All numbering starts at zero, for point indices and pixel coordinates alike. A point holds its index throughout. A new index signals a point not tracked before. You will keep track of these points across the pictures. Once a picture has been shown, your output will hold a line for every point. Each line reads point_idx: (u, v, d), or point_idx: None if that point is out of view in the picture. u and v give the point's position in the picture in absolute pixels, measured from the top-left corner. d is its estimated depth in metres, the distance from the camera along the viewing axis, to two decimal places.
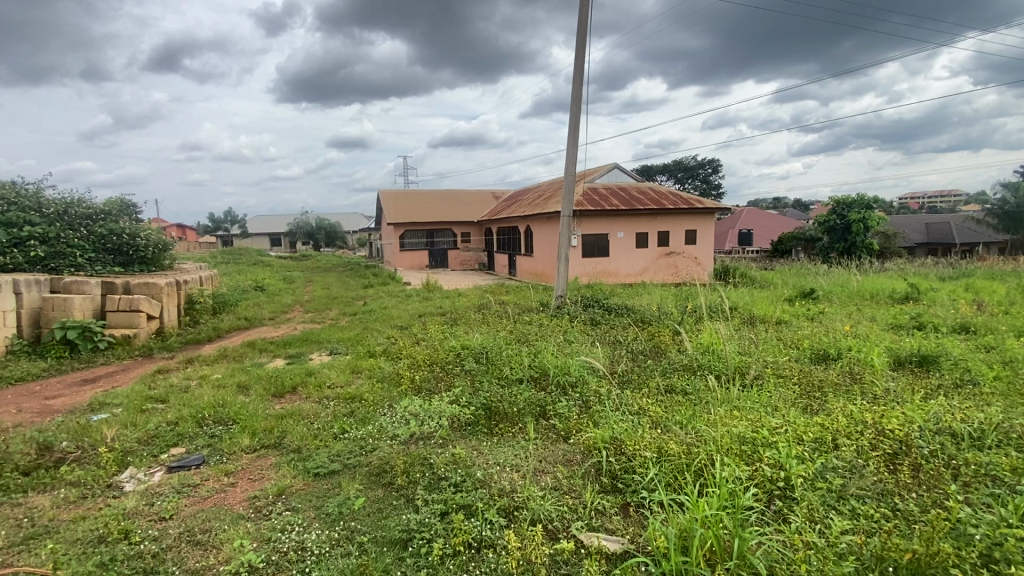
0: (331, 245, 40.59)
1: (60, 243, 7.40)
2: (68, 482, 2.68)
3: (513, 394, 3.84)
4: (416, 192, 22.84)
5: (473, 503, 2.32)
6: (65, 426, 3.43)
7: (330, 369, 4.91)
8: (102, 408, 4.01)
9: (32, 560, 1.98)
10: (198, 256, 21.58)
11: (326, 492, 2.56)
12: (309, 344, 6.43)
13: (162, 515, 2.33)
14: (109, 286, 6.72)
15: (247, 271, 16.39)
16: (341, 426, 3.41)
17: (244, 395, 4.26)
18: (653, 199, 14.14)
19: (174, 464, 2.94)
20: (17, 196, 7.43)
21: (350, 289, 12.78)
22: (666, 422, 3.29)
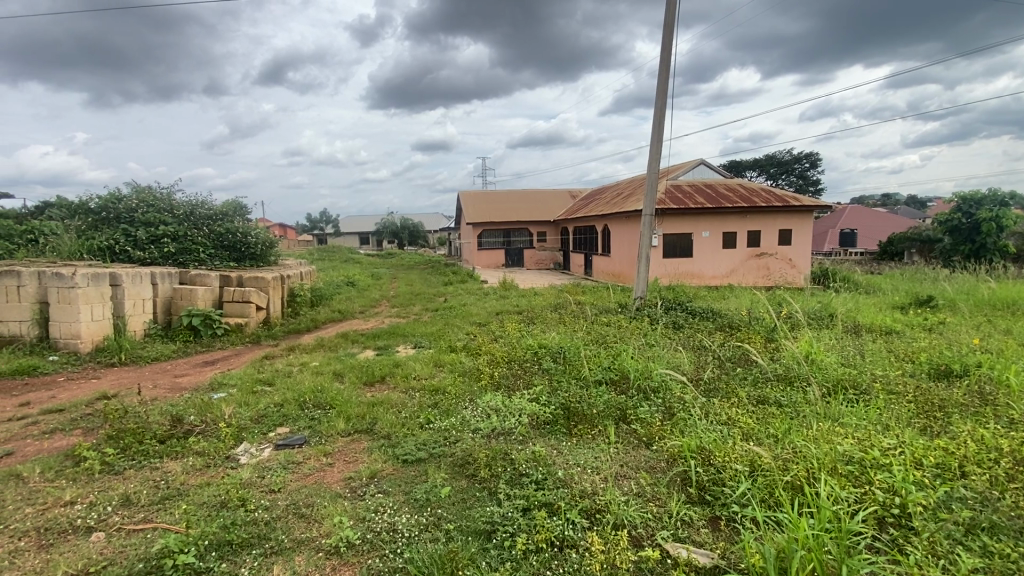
0: (414, 244, 42.47)
1: (187, 240, 8.39)
2: (195, 452, 3.04)
3: (593, 395, 3.80)
4: (494, 193, 23.28)
5: (555, 502, 2.31)
6: (192, 402, 3.89)
7: (414, 362, 5.14)
8: (221, 387, 4.51)
9: (168, 518, 2.25)
10: (297, 253, 23.52)
11: (413, 478, 2.68)
12: (395, 337, 6.76)
13: (271, 487, 2.56)
14: (226, 279, 7.50)
15: (340, 268, 16.98)
16: (426, 416, 3.55)
17: (338, 382, 4.59)
18: (743, 197, 13.31)
19: (280, 443, 3.22)
20: (154, 200, 8.59)
21: (432, 286, 13.28)
22: (759, 435, 3.09)
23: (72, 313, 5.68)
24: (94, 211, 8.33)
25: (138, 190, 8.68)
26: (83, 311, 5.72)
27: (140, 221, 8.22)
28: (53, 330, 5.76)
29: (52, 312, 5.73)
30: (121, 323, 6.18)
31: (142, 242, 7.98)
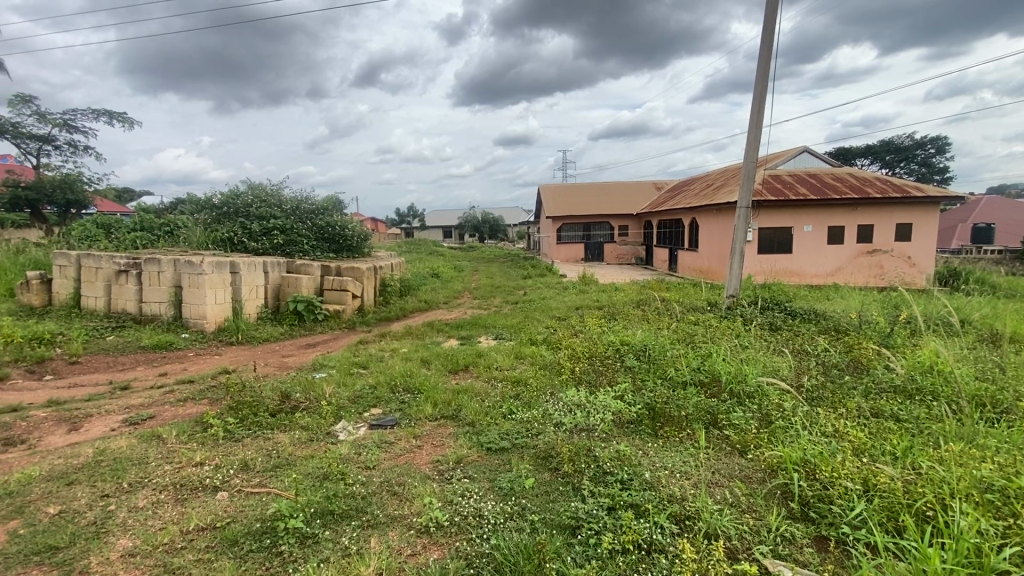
0: (495, 238, 43.24)
1: (293, 232, 9.17)
2: (301, 426, 3.31)
3: (681, 397, 3.63)
4: (575, 186, 23.02)
5: (642, 504, 2.24)
6: (298, 380, 4.25)
7: (496, 353, 5.22)
8: (322, 367, 4.89)
9: (280, 484, 2.47)
10: (385, 245, 24.87)
11: (497, 467, 2.72)
12: (477, 328, 6.92)
13: (367, 464, 2.73)
14: (326, 268, 8.09)
15: (425, 260, 17.71)
16: (509, 407, 3.59)
17: (425, 368, 4.78)
18: (854, 187, 12.03)
19: (373, 423, 3.42)
20: (267, 196, 9.47)
21: (512, 279, 13.44)
22: (874, 452, 2.78)
23: (200, 296, 6.43)
24: (217, 206, 9.35)
25: (253, 188, 9.61)
26: (208, 294, 6.46)
27: (255, 215, 9.12)
28: (184, 310, 6.55)
29: (184, 295, 6.52)
30: (238, 306, 6.89)
31: (256, 234, 8.90)
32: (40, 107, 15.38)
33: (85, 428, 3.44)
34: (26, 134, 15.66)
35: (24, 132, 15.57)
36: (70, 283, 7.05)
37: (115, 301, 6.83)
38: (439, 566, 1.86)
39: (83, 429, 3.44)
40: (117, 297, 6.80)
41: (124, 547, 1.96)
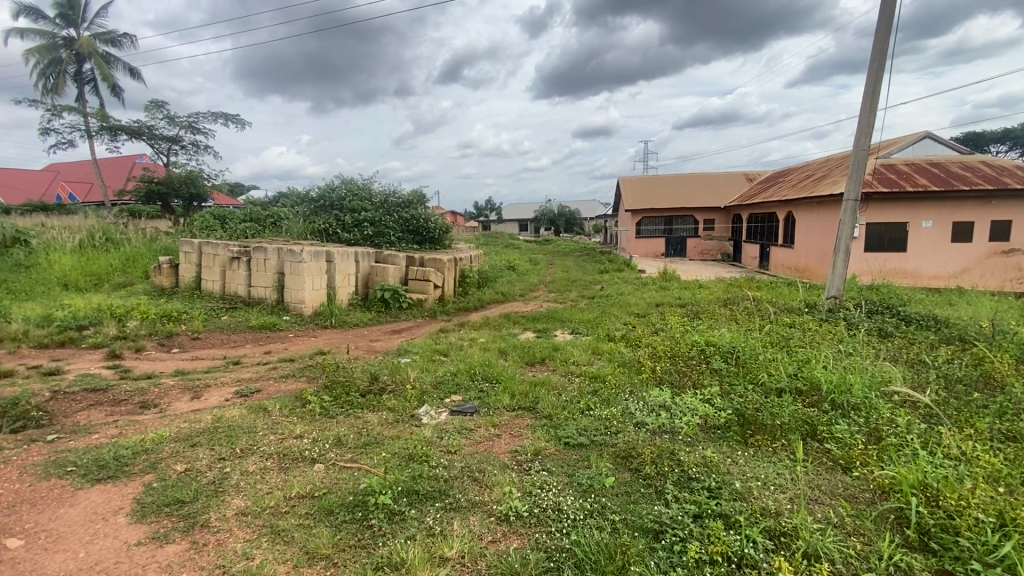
0: (571, 231, 42.88)
1: (381, 224, 9.66)
2: (387, 408, 3.49)
3: (775, 404, 3.38)
4: (658, 178, 22.17)
5: (732, 515, 2.10)
6: (385, 363, 4.48)
7: (574, 347, 5.16)
8: (406, 353, 5.12)
9: (370, 461, 2.62)
10: (464, 237, 25.51)
11: (576, 462, 2.69)
12: (554, 321, 6.90)
13: (449, 449, 2.81)
14: (410, 259, 8.44)
15: (503, 253, 17.96)
16: (587, 403, 3.53)
17: (503, 359, 4.85)
18: (989, 177, 10.50)
19: (454, 409, 3.52)
20: (358, 190, 10.06)
21: (588, 274, 13.25)
22: (1013, 482, 2.41)
23: (299, 282, 6.98)
24: (315, 199, 10.07)
25: (346, 182, 10.24)
26: (306, 281, 6.99)
27: (347, 208, 9.72)
28: (286, 295, 7.14)
29: (286, 281, 7.11)
30: (331, 292, 7.39)
31: (348, 226, 9.49)
32: (169, 111, 17.42)
33: (205, 397, 3.86)
34: (159, 136, 17.79)
35: (157, 134, 17.70)
36: (193, 267, 7.93)
37: (229, 285, 7.59)
38: (519, 555, 1.87)
39: (204, 397, 3.87)
40: (230, 281, 7.56)
41: (238, 506, 2.16)
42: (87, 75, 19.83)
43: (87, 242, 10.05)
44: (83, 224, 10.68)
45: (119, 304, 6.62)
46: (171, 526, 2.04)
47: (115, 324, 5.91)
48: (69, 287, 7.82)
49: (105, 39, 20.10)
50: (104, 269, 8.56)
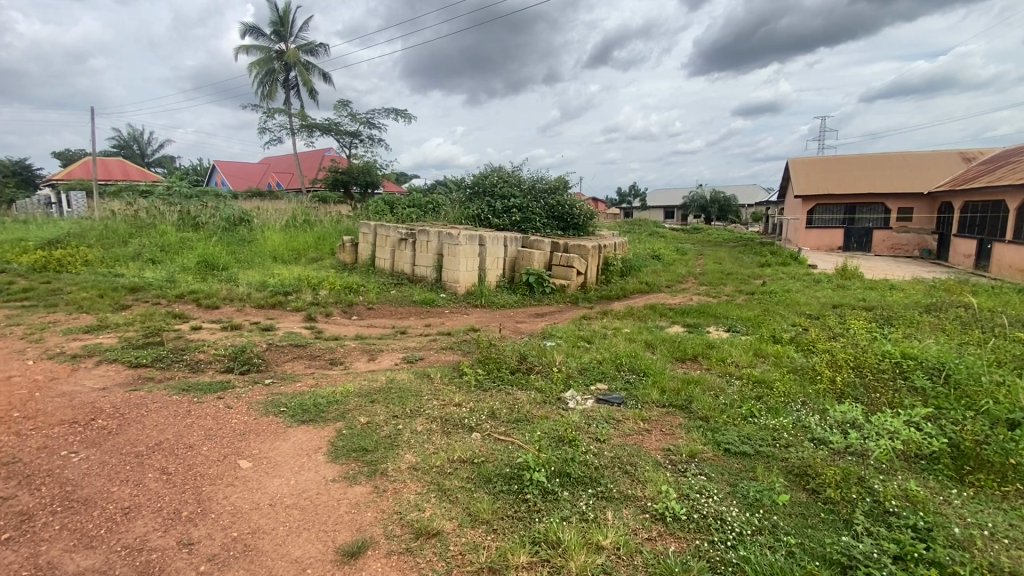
0: (724, 219, 39.44)
1: (529, 210, 9.91)
2: (536, 388, 3.57)
3: (1007, 438, 2.69)
4: (838, 159, 19.15)
5: (949, 564, 1.73)
6: (532, 345, 4.61)
7: (730, 346, 4.74)
8: (551, 336, 5.20)
9: (523, 438, 2.70)
10: (606, 223, 25.04)
11: (739, 472, 2.46)
12: (706, 316, 6.41)
13: (598, 437, 2.78)
14: (555, 244, 8.51)
15: (647, 241, 17.23)
16: (749, 408, 3.21)
17: (651, 351, 4.65)
18: None
19: (601, 397, 3.47)
20: (508, 177, 10.43)
21: (745, 267, 12.04)
22: None
23: (455, 263, 7.53)
24: (470, 186, 10.71)
25: (498, 169, 10.69)
26: (461, 263, 7.51)
27: (499, 194, 10.16)
28: (443, 274, 7.75)
29: (444, 262, 7.70)
30: (482, 274, 7.82)
31: (498, 212, 9.93)
32: (352, 109, 19.95)
33: (378, 359, 4.39)
34: (343, 131, 20.48)
35: (342, 130, 20.39)
36: (368, 247, 9.02)
37: (396, 263, 8.49)
38: (678, 559, 1.77)
39: (377, 360, 4.39)
40: (398, 260, 8.44)
41: (410, 461, 2.40)
42: (293, 82, 23.59)
43: (291, 222, 12.04)
44: (287, 208, 12.82)
45: (312, 275, 7.83)
46: (358, 469, 2.34)
47: (310, 292, 7.00)
48: (278, 259, 9.46)
49: (306, 49, 23.61)
50: (302, 245, 10.18)
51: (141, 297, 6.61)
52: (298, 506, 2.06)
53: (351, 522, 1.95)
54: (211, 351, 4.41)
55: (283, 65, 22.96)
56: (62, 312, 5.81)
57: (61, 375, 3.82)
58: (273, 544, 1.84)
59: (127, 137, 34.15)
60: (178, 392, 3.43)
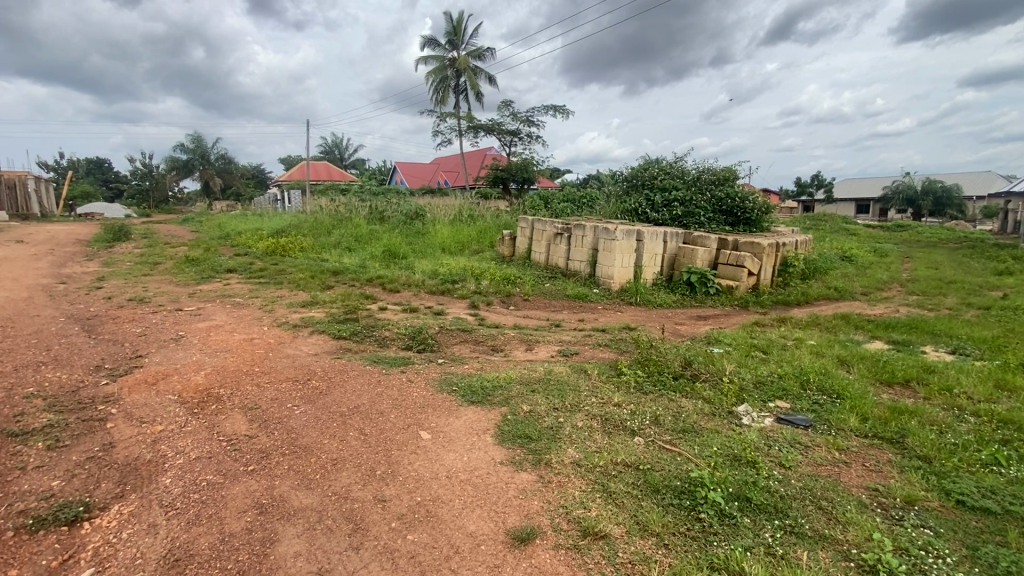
0: (941, 215, 32.21)
1: (693, 204, 9.25)
2: (702, 397, 3.30)
3: None
4: None
5: None
6: (698, 350, 4.29)
7: (960, 373, 3.81)
8: (717, 342, 4.77)
9: (691, 450, 2.52)
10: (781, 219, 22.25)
11: (982, 533, 1.96)
12: (919, 333, 5.28)
13: (781, 461, 2.46)
14: (723, 241, 7.81)
15: (834, 239, 14.87)
16: (994, 454, 2.54)
17: (845, 369, 3.97)
18: None
19: (782, 417, 3.07)
20: (671, 169, 9.87)
21: (976, 274, 9.64)
22: None
23: (611, 259, 7.39)
24: (628, 179, 10.40)
25: (660, 161, 10.18)
26: (617, 258, 7.34)
27: (659, 187, 9.70)
28: (598, 270, 7.65)
29: (599, 257, 7.61)
30: (639, 270, 7.55)
31: (658, 206, 9.50)
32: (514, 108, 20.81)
33: (536, 350, 4.50)
34: (505, 130, 21.50)
35: (504, 128, 21.43)
36: (525, 240, 9.31)
37: (552, 257, 8.62)
38: None
39: (535, 350, 4.51)
40: (553, 254, 8.57)
41: (573, 456, 2.40)
42: (462, 86, 25.46)
43: (457, 216, 13.06)
44: (454, 203, 13.93)
45: (475, 266, 8.38)
46: (524, 455, 2.42)
47: (473, 281, 7.50)
48: (445, 250, 10.34)
49: (475, 54, 25.27)
50: (466, 238, 10.95)
51: (339, 279, 7.78)
52: (471, 482, 2.20)
53: (520, 507, 2.01)
54: (393, 330, 4.98)
55: (454, 71, 24.92)
56: (285, 289, 7.12)
57: (286, 340, 4.68)
58: (451, 514, 1.98)
59: (331, 143, 40.48)
60: (370, 363, 3.94)
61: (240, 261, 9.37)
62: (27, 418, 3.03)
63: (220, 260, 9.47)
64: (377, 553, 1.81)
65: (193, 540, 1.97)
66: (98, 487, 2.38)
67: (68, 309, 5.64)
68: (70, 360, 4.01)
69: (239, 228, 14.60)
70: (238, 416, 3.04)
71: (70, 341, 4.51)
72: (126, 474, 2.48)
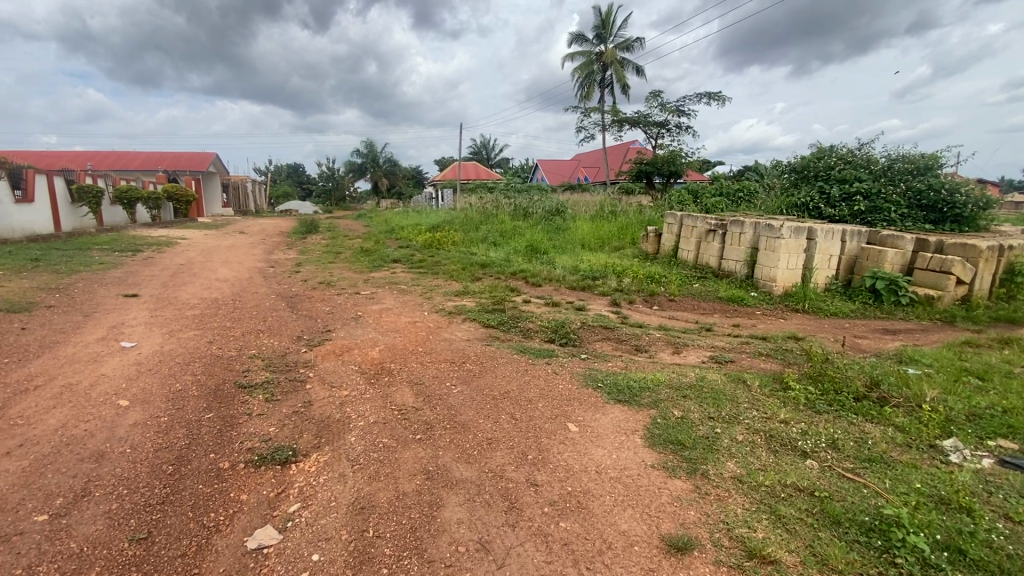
0: None
1: (880, 198, 7.92)
2: (893, 425, 2.82)
3: None
4: None
5: None
6: (887, 369, 3.66)
7: None
8: (912, 362, 4.02)
9: (879, 483, 2.18)
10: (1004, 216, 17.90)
11: None
12: None
13: (1009, 514, 2.00)
14: (921, 242, 6.54)
15: None
16: None
17: None
18: None
19: (1008, 460, 2.48)
20: (852, 157, 8.56)
21: None
22: None
23: (773, 259, 6.69)
24: (797, 170, 9.28)
25: (840, 148, 8.89)
26: (781, 258, 6.61)
27: (836, 178, 8.52)
28: (756, 271, 6.98)
29: (759, 256, 6.93)
30: (807, 273, 6.70)
31: (834, 200, 8.38)
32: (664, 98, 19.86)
33: (685, 354, 4.26)
34: (652, 123, 20.67)
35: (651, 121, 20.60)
36: (673, 237, 8.84)
37: (702, 256, 8.08)
38: None
39: (683, 354, 4.28)
40: (704, 252, 8.02)
41: (733, 471, 2.24)
42: (608, 80, 25.04)
43: (599, 212, 12.93)
44: (597, 199, 13.82)
45: (618, 263, 8.22)
46: (677, 462, 2.32)
47: (616, 279, 7.37)
48: (586, 246, 10.31)
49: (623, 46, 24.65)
50: (608, 234, 10.80)
51: (486, 272, 8.24)
52: (622, 481, 2.18)
53: (675, 514, 1.94)
54: (538, 322, 5.13)
55: (601, 65, 24.62)
56: (440, 279, 7.77)
57: (442, 325, 5.10)
58: (603, 509, 1.99)
59: (480, 144, 42.98)
60: (517, 353, 4.12)
61: (403, 253, 10.48)
62: (252, 373, 3.76)
63: (387, 251, 10.68)
64: (531, 534, 1.90)
65: (373, 493, 2.26)
66: (301, 437, 2.86)
67: (277, 289, 6.86)
68: (279, 330, 4.88)
69: (402, 223, 16.30)
70: (406, 390, 3.40)
71: (279, 314, 5.48)
72: (321, 428, 2.95)
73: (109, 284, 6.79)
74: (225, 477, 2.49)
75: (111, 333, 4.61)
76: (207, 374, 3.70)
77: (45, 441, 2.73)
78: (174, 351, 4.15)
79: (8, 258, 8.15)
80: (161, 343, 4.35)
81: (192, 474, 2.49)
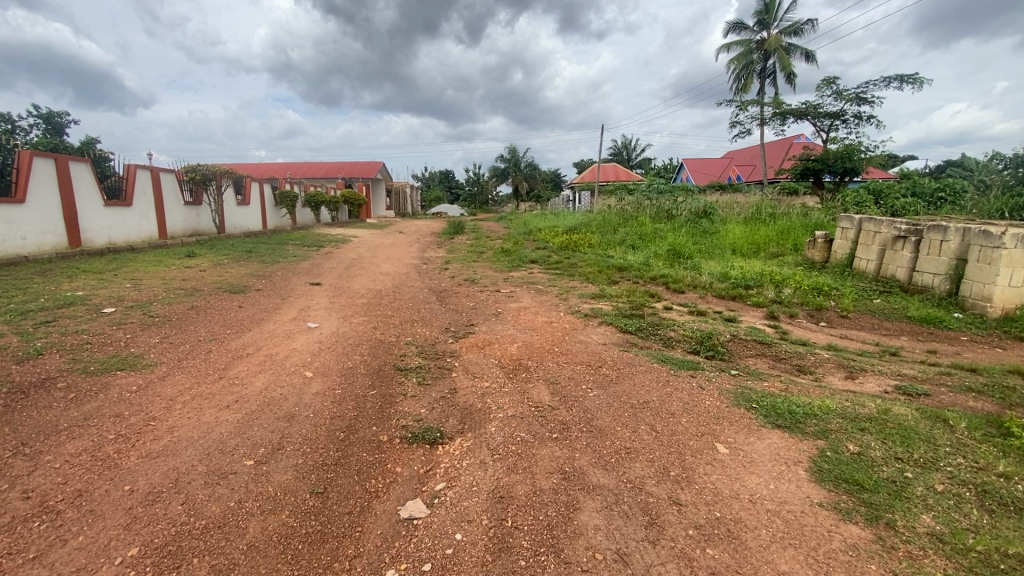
0: None
1: None
2: None
3: None
4: None
5: None
6: None
7: None
8: None
9: None
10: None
11: None
12: None
13: None
14: None
15: None
16: None
17: None
18: None
19: None
20: None
21: None
22: None
23: (989, 274, 5.43)
24: None
25: None
26: (1002, 273, 5.33)
27: None
28: (964, 287, 5.75)
29: (969, 269, 5.69)
30: None
31: None
32: (840, 86, 17.41)
33: (860, 380, 3.68)
34: (823, 113, 18.20)
35: (821, 112, 18.18)
36: (847, 244, 7.68)
37: (887, 266, 6.88)
38: None
39: (859, 380, 3.68)
40: (889, 262, 6.84)
41: (930, 526, 1.86)
42: (769, 69, 22.75)
43: (753, 215, 11.81)
44: (751, 200, 12.66)
45: (777, 271, 7.40)
46: (853, 505, 2.00)
47: (773, 289, 6.64)
48: (736, 251, 9.48)
49: (790, 31, 22.17)
50: (763, 238, 9.79)
51: (624, 275, 8.05)
52: (782, 516, 1.95)
53: (849, 565, 1.69)
54: (680, 331, 4.85)
55: (762, 54, 22.47)
56: (578, 281, 7.78)
57: (578, 327, 5.11)
58: (758, 543, 1.81)
59: (621, 146, 42.18)
60: (657, 362, 3.93)
61: (541, 254, 10.74)
62: (408, 358, 4.17)
63: (525, 252, 11.04)
64: (673, 555, 1.80)
65: (512, 485, 2.34)
66: (447, 421, 3.08)
67: (428, 283, 7.52)
68: (429, 321, 5.33)
69: (540, 225, 16.68)
70: (543, 388, 3.46)
71: (430, 307, 6.00)
72: (464, 415, 3.14)
73: (299, 273, 8.07)
74: (383, 449, 2.79)
75: (300, 315, 5.47)
76: (371, 355, 4.19)
77: (253, 400, 3.33)
78: (347, 334, 4.78)
79: (230, 249, 10.15)
80: (336, 326, 5.04)
81: (358, 442, 2.84)
